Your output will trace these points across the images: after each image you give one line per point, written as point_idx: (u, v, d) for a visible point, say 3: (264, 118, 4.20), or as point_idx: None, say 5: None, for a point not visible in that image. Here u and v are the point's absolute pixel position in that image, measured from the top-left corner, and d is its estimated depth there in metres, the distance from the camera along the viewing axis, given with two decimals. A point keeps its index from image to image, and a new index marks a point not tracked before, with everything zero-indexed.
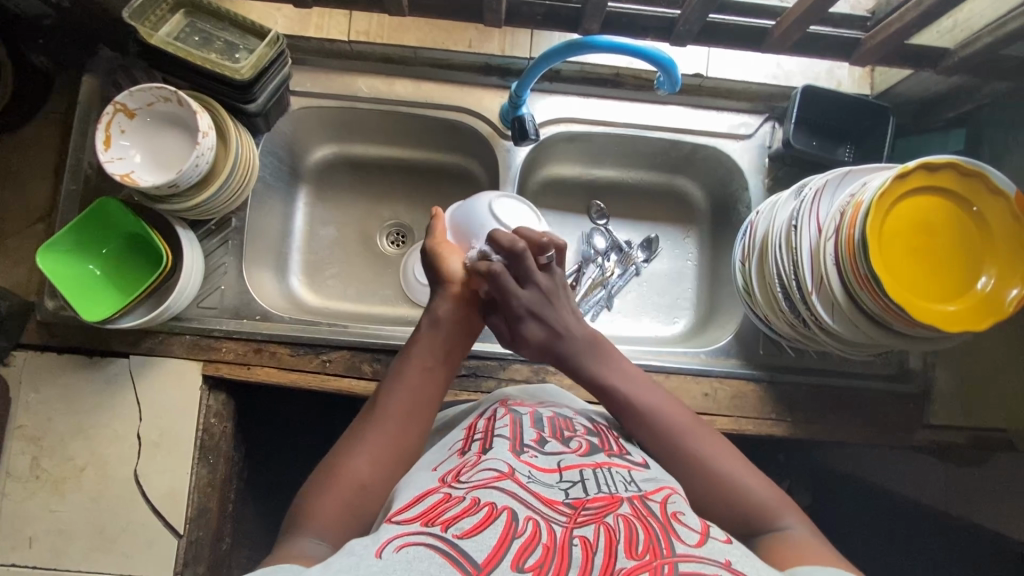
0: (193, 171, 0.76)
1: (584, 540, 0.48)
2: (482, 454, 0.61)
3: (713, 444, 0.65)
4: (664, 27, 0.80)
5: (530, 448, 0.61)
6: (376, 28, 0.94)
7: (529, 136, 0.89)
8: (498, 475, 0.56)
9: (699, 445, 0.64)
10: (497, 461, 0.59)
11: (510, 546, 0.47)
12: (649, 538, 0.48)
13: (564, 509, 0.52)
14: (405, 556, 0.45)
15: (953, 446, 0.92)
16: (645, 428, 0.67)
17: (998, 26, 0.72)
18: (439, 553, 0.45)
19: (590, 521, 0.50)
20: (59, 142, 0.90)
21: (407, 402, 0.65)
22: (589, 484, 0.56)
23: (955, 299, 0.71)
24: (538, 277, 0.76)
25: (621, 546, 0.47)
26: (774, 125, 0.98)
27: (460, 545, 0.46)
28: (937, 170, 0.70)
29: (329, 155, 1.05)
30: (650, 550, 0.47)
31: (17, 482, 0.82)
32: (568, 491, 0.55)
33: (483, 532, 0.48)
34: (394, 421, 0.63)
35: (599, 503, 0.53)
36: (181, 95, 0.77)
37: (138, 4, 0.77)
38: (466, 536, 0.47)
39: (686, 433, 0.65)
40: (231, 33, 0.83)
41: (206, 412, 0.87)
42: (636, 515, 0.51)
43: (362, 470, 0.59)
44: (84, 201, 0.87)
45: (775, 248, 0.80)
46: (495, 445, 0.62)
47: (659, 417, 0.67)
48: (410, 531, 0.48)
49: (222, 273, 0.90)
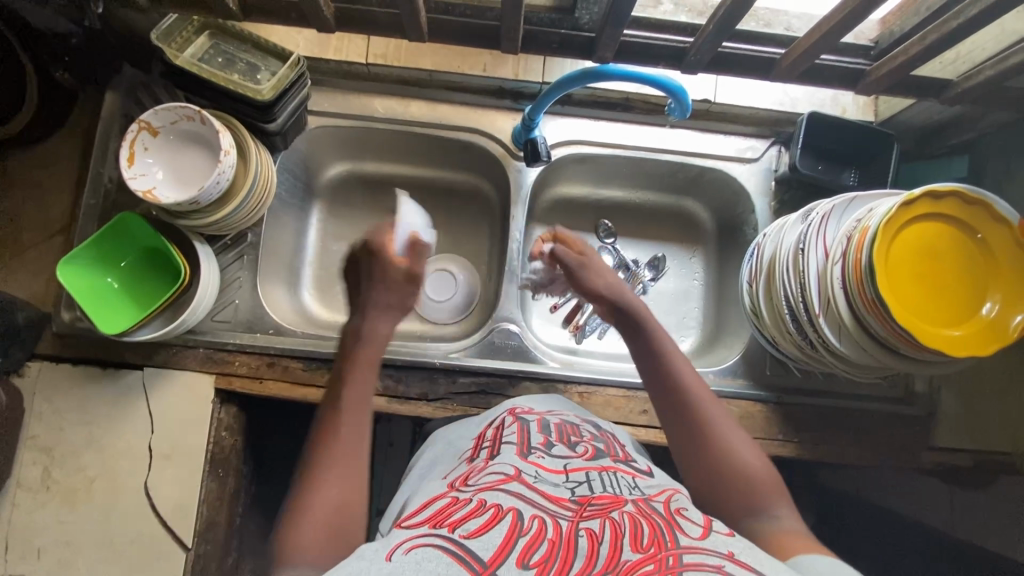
0: (214, 189, 0.78)
1: (589, 532, 0.49)
2: (489, 459, 0.62)
3: (733, 431, 0.65)
4: (675, 55, 0.82)
5: (537, 450, 0.63)
6: (394, 52, 0.95)
7: (541, 158, 0.91)
8: (504, 477, 0.57)
9: (720, 428, 0.65)
10: (504, 464, 0.60)
11: (515, 544, 0.47)
12: (653, 532, 0.49)
13: (571, 505, 0.53)
14: (415, 557, 0.45)
15: (959, 469, 0.93)
16: (671, 402, 0.68)
17: (999, 61, 0.74)
18: (447, 553, 0.46)
19: (596, 515, 0.51)
20: (80, 156, 0.92)
21: (355, 413, 0.63)
22: (595, 484, 0.57)
23: (961, 324, 0.72)
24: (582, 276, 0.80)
25: (625, 541, 0.47)
26: (779, 150, 1.00)
27: (466, 545, 0.47)
28: (942, 197, 0.72)
29: (343, 172, 1.07)
30: (655, 542, 0.47)
31: (28, 492, 0.82)
32: (574, 489, 0.56)
33: (488, 532, 0.48)
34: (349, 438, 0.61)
35: (604, 500, 0.53)
36: (204, 115, 0.79)
37: (165, 27, 0.81)
38: (473, 536, 0.48)
39: (709, 413, 0.66)
40: (253, 55, 0.85)
41: (217, 425, 0.87)
42: (641, 512, 0.52)
43: (334, 493, 0.56)
44: (104, 214, 0.89)
45: (783, 273, 0.82)
46: (503, 450, 0.64)
47: (689, 392, 0.68)
48: (419, 534, 0.49)
49: (237, 287, 0.92)
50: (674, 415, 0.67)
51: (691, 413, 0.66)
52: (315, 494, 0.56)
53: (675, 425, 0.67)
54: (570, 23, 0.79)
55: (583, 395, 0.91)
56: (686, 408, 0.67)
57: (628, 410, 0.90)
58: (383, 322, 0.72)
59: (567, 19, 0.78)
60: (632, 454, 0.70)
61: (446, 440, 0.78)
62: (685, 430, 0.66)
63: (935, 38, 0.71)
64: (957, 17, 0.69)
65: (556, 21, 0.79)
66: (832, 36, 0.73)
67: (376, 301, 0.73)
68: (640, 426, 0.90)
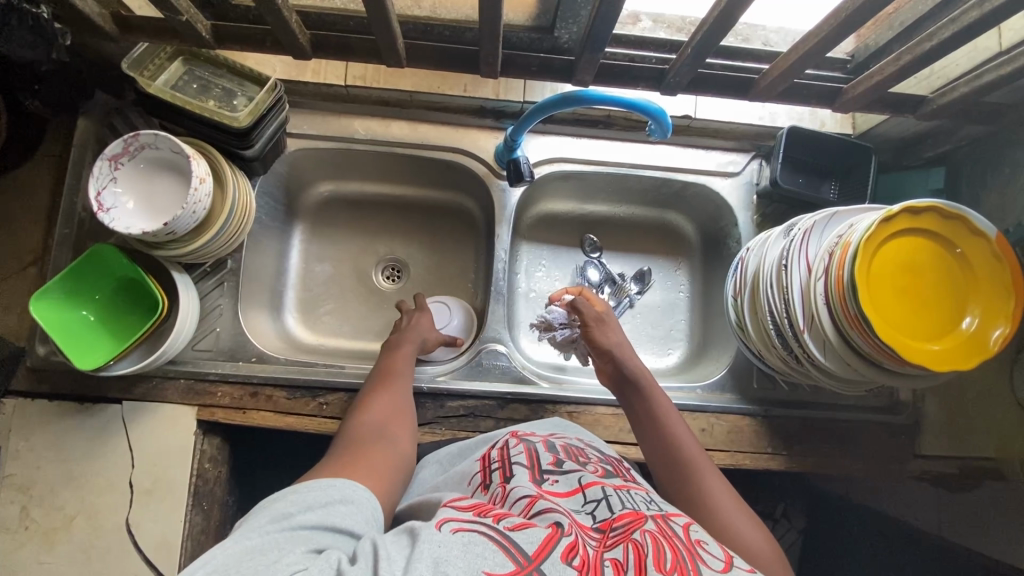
0: (190, 219, 0.76)
1: (615, 561, 0.47)
2: (505, 485, 0.61)
3: (716, 480, 0.68)
4: (655, 76, 0.82)
5: (550, 475, 0.62)
6: (373, 74, 0.94)
7: (524, 178, 0.90)
8: (531, 498, 0.56)
9: (703, 477, 0.68)
10: (523, 487, 0.59)
11: (557, 543, 0.48)
12: (676, 557, 0.48)
13: (594, 533, 0.52)
14: (461, 539, 0.47)
15: (945, 475, 0.94)
16: (662, 459, 0.72)
17: (974, 78, 0.75)
18: (491, 541, 0.47)
19: (618, 542, 0.50)
20: (52, 184, 0.90)
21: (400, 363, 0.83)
22: (613, 502, 0.57)
23: (941, 338, 0.73)
24: (591, 335, 0.85)
25: (649, 562, 0.46)
26: (761, 163, 1.01)
27: (510, 536, 0.48)
28: (920, 213, 0.73)
29: (324, 193, 1.06)
30: (679, 568, 0.46)
31: (5, 533, 0.80)
32: (594, 513, 0.55)
33: (529, 528, 0.49)
34: (403, 375, 0.81)
35: (625, 521, 0.53)
36: (137, 137, 0.77)
37: (135, 55, 0.78)
38: (516, 529, 0.49)
39: (694, 464, 0.70)
40: (228, 80, 0.84)
41: (201, 457, 0.86)
42: (662, 533, 0.51)
43: (383, 404, 0.75)
44: (78, 245, 0.87)
45: (767, 287, 0.83)
46: (516, 473, 0.62)
47: (675, 442, 0.73)
48: (466, 519, 0.51)
49: (218, 315, 0.90)
50: (662, 464, 0.72)
51: (676, 463, 0.71)
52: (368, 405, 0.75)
53: (664, 476, 0.71)
54: (550, 44, 0.79)
55: (572, 414, 0.91)
56: (672, 459, 0.71)
57: (618, 428, 0.90)
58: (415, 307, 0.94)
59: (547, 39, 0.78)
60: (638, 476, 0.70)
61: (434, 467, 0.76)
62: (672, 481, 0.70)
63: (909, 58, 0.72)
64: (930, 38, 0.70)
65: (535, 42, 0.79)
66: (809, 58, 0.73)
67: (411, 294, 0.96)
68: (631, 444, 0.90)
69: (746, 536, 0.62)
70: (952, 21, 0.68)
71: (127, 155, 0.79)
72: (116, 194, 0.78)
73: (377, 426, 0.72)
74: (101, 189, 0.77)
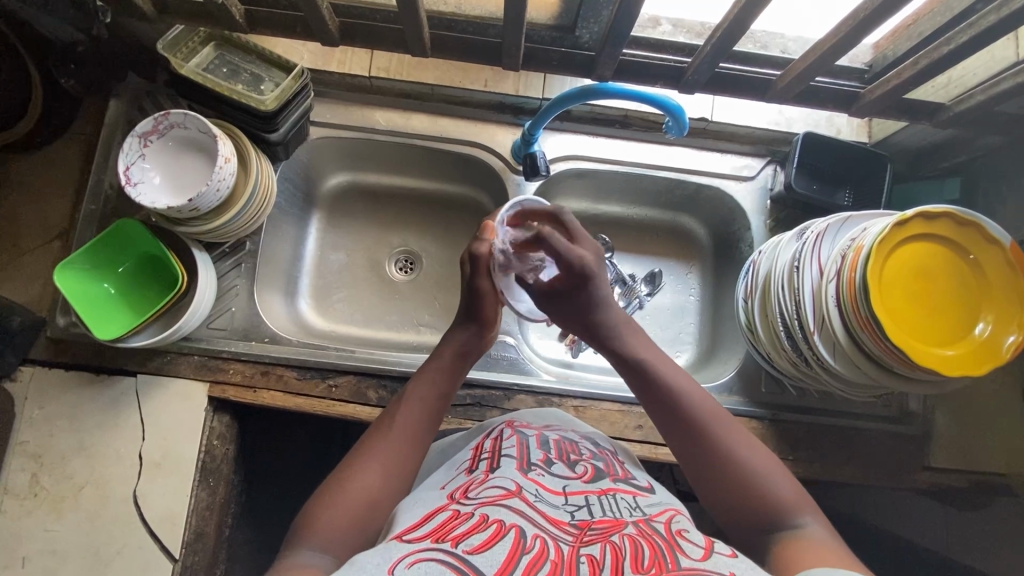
0: (215, 196, 0.78)
1: (591, 557, 0.48)
2: (489, 472, 0.61)
3: (744, 440, 0.63)
4: (673, 74, 0.84)
5: (537, 468, 0.62)
6: (396, 66, 0.97)
7: (540, 172, 0.93)
8: (505, 493, 0.56)
9: (728, 443, 0.63)
10: (505, 479, 0.59)
11: (518, 562, 0.47)
12: (654, 554, 0.48)
13: (570, 529, 0.52)
14: (417, 572, 0.45)
15: (954, 489, 0.92)
16: (690, 441, 0.64)
17: (992, 85, 0.76)
18: (449, 568, 0.45)
19: (596, 540, 0.50)
20: (81, 160, 0.93)
21: (414, 433, 0.66)
22: (595, 508, 0.56)
23: (954, 344, 0.73)
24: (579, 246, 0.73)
25: (627, 563, 0.47)
26: (775, 168, 1.01)
27: (469, 561, 0.46)
28: (933, 218, 0.73)
29: (342, 183, 1.08)
30: (656, 564, 0.47)
31: (14, 498, 0.81)
32: (573, 513, 0.55)
33: (491, 548, 0.48)
34: (417, 439, 0.66)
35: (604, 525, 0.53)
36: (168, 115, 0.80)
37: (171, 36, 0.82)
38: (475, 552, 0.47)
39: (695, 402, 0.66)
40: (258, 67, 0.87)
41: (210, 434, 0.87)
42: (642, 534, 0.51)
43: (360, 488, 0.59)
44: (103, 221, 0.90)
45: (778, 289, 0.82)
46: (503, 464, 0.62)
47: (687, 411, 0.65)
48: (421, 548, 0.48)
49: (233, 295, 0.92)
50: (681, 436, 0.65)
51: (671, 400, 0.67)
52: (344, 487, 0.59)
53: (672, 433, 0.66)
54: (570, 42, 0.80)
55: (578, 408, 0.91)
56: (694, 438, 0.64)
57: (623, 425, 0.90)
58: (473, 338, 0.74)
59: (568, 37, 0.79)
60: (632, 469, 0.70)
61: (439, 456, 0.77)
62: (676, 420, 0.66)
63: (926, 63, 0.73)
64: (947, 43, 0.71)
65: (556, 39, 0.80)
66: (825, 61, 0.75)
67: (471, 312, 0.74)
68: (635, 441, 0.89)
69: (784, 494, 0.59)
70: (970, 26, 0.69)
71: (156, 133, 0.81)
72: (144, 169, 0.81)
73: (331, 532, 0.56)
74: (130, 164, 0.80)
